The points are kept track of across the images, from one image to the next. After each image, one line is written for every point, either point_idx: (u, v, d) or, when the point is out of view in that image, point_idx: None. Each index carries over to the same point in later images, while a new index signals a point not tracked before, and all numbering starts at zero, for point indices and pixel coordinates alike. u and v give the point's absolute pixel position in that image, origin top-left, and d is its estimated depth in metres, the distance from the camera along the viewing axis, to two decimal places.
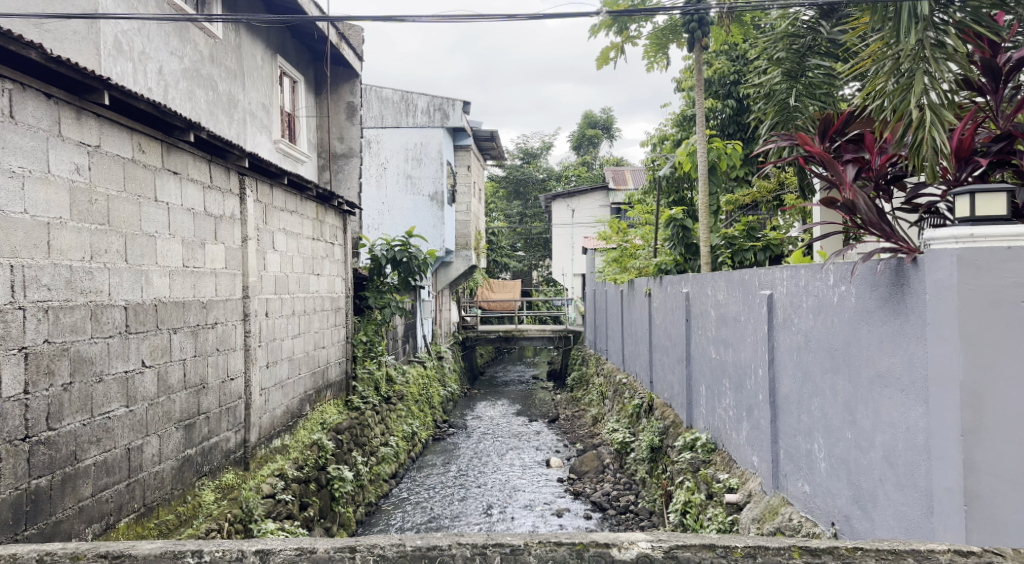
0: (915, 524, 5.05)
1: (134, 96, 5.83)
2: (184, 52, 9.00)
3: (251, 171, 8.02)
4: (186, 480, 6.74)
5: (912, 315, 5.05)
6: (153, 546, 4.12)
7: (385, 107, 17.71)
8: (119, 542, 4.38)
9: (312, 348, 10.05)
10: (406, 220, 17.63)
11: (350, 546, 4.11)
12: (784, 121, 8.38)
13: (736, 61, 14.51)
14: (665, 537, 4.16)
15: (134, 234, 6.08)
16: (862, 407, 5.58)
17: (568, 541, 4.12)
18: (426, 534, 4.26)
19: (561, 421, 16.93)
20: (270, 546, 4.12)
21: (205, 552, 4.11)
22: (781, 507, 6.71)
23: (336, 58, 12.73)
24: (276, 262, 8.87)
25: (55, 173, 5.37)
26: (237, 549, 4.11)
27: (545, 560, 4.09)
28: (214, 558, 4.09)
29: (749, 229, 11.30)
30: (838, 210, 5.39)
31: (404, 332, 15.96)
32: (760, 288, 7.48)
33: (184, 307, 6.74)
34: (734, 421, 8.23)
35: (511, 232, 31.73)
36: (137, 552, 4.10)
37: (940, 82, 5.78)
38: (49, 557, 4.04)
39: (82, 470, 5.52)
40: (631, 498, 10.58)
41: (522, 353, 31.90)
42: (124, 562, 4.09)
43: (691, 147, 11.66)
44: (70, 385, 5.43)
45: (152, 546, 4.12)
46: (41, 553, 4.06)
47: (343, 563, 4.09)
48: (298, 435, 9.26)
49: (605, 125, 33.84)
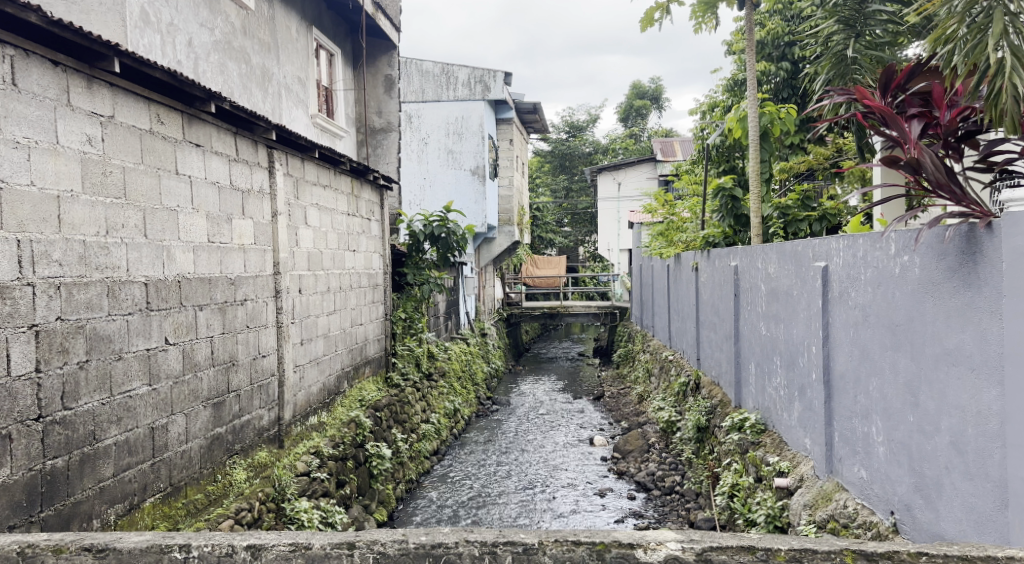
0: (985, 518, 4.67)
1: (147, 64, 5.57)
2: (215, 24, 8.77)
3: (280, 144, 7.77)
4: (216, 458, 6.53)
5: (985, 286, 4.64)
6: (139, 540, 3.88)
7: (425, 80, 17.36)
8: (109, 529, 4.15)
9: (349, 325, 9.82)
10: (447, 195, 17.32)
11: (349, 543, 3.84)
12: (842, 74, 8.05)
13: (790, 21, 14.00)
14: (698, 538, 3.82)
15: (152, 209, 5.85)
16: (926, 389, 5.18)
17: (588, 541, 3.81)
18: (433, 528, 3.98)
19: (607, 397, 16.60)
20: (263, 542, 3.86)
21: (193, 547, 3.85)
22: (835, 492, 6.34)
23: (373, 29, 12.43)
24: (309, 237, 8.62)
25: (64, 144, 5.15)
26: (228, 545, 3.85)
27: (562, 561, 3.79)
28: (202, 555, 3.83)
29: (804, 199, 10.90)
30: (900, 170, 4.99)
31: (445, 309, 15.76)
32: (815, 260, 7.04)
33: (210, 284, 6.52)
34: (786, 401, 7.82)
35: (557, 208, 31.30)
36: (123, 545, 3.86)
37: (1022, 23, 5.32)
38: (30, 550, 3.83)
39: (101, 450, 5.34)
40: (677, 478, 10.24)
41: (569, 330, 31.61)
42: (109, 555, 3.85)
43: (741, 113, 11.16)
44: (86, 362, 5.24)
45: (138, 540, 3.88)
46: (23, 546, 3.85)
47: (340, 561, 3.82)
48: (336, 413, 9.09)
49: (654, 95, 33.29)
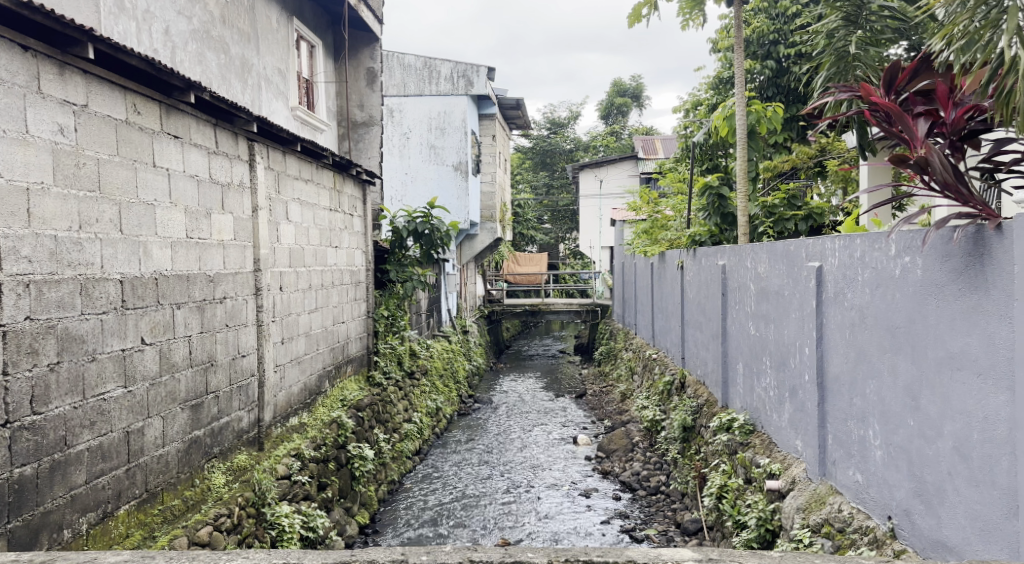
0: (992, 525, 4.59)
1: (123, 50, 5.34)
2: (192, 12, 8.51)
3: (261, 136, 7.52)
4: (194, 462, 6.30)
5: (994, 289, 4.55)
6: (117, 560, 3.85)
7: (407, 73, 17.19)
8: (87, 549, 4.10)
9: (330, 323, 9.59)
10: (430, 190, 17.12)
11: (346, 561, 3.88)
12: (841, 72, 7.90)
13: (777, 19, 13.82)
14: (715, 557, 3.94)
15: (128, 202, 5.62)
16: (928, 392, 5.06)
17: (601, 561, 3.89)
18: (431, 547, 4.03)
19: (589, 395, 16.48)
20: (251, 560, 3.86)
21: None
22: (828, 496, 6.21)
23: (355, 21, 12.17)
24: (290, 233, 8.39)
25: (34, 134, 4.91)
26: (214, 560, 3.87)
27: None
28: None
29: (790, 198, 10.77)
30: (906, 169, 4.90)
31: (427, 306, 15.55)
32: (808, 260, 6.90)
33: (188, 281, 6.29)
34: (776, 402, 7.69)
35: (538, 205, 31.13)
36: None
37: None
38: None
39: (73, 456, 5.11)
40: (662, 478, 10.10)
41: (549, 327, 31.45)
42: None
43: (728, 110, 11.03)
44: (57, 364, 5.00)
45: (117, 559, 3.86)
46: None
47: None
48: (317, 413, 8.85)
49: (635, 93, 33.17)
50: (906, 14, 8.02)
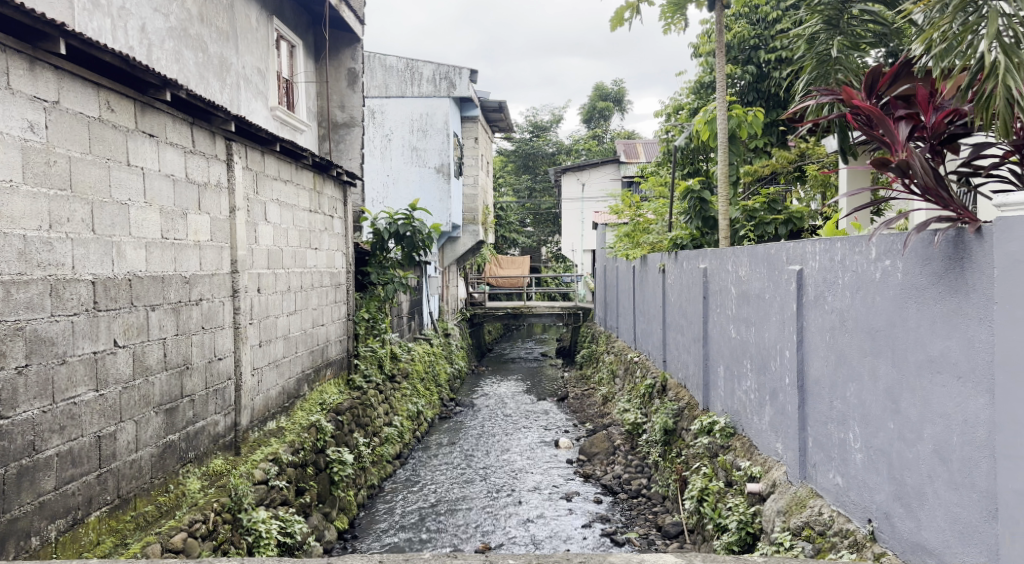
0: (972, 528, 4.57)
1: (97, 47, 5.26)
2: (169, 10, 8.41)
3: (239, 136, 7.43)
4: (169, 467, 6.21)
5: (974, 291, 4.54)
6: None
7: (389, 75, 17.01)
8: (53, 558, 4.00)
9: (309, 326, 9.50)
10: (412, 192, 17.05)
11: None
12: (822, 75, 7.93)
13: (757, 24, 13.88)
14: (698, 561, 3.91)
15: (101, 201, 5.53)
16: (908, 395, 5.05)
17: None
18: (408, 554, 4.05)
19: (571, 399, 16.44)
20: None
21: None
22: (809, 499, 6.18)
23: (337, 21, 12.10)
24: (269, 234, 8.30)
25: (3, 131, 4.82)
26: None
27: None
28: None
29: (770, 202, 10.80)
30: (888, 172, 4.84)
31: (408, 309, 15.46)
32: (789, 263, 6.89)
33: (164, 282, 6.20)
34: (756, 405, 7.67)
35: (520, 209, 31.09)
36: None
37: (1018, 23, 5.25)
38: None
39: (42, 462, 5.01)
40: (644, 481, 10.08)
41: (531, 330, 31.40)
42: None
43: (709, 114, 10.97)
44: (26, 368, 4.91)
45: None
46: None
47: None
48: (296, 417, 8.75)
49: (617, 97, 33.19)
50: (886, 18, 8.04)
